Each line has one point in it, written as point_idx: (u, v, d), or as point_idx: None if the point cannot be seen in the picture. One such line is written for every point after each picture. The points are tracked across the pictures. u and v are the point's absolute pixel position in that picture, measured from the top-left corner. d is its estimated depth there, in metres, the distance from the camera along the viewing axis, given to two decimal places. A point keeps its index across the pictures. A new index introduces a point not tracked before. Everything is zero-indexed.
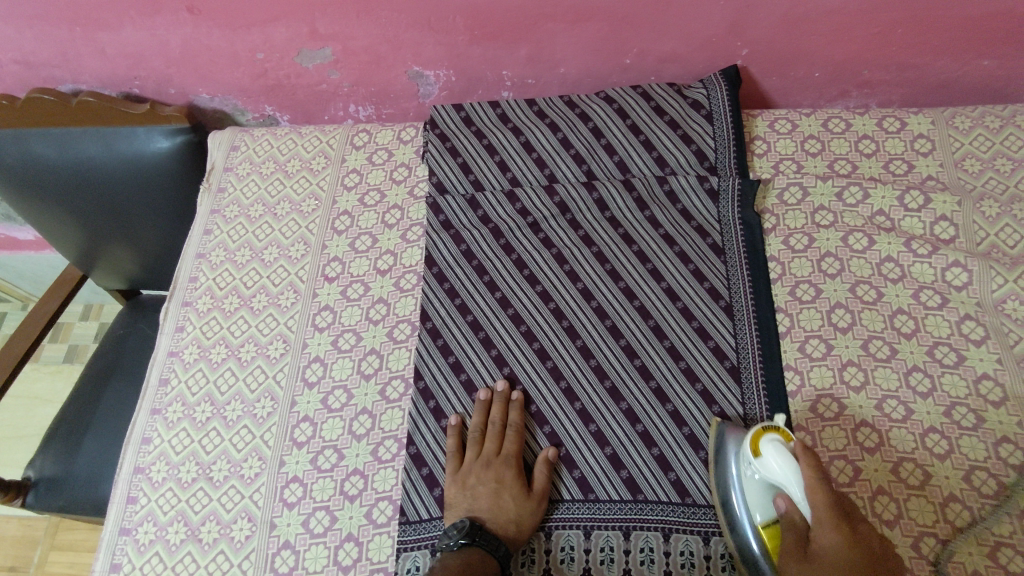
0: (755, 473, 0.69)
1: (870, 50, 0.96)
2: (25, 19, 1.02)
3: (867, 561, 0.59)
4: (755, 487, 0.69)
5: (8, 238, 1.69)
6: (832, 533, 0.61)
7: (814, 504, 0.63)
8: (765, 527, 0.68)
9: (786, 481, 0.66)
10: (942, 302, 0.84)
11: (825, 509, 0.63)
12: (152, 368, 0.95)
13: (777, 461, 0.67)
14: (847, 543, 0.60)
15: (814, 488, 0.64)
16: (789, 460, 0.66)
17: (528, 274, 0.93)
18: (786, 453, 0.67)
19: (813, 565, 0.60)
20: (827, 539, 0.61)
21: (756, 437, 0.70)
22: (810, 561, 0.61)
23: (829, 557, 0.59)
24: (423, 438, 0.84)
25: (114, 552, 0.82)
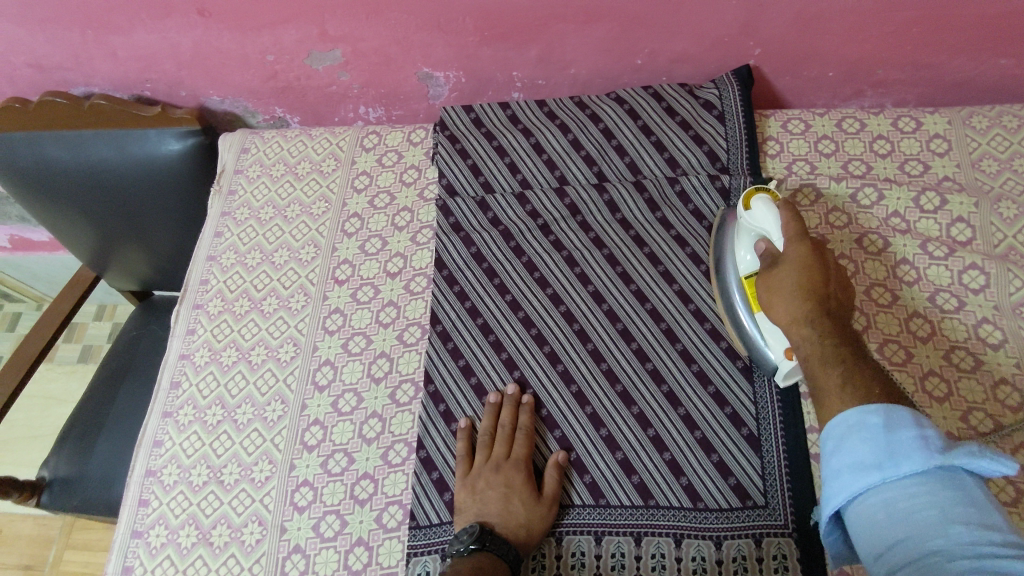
0: (749, 229, 0.80)
1: (885, 48, 0.95)
2: (38, 22, 1.02)
3: (819, 267, 0.70)
4: (744, 239, 0.80)
5: (22, 239, 1.71)
6: (799, 248, 0.72)
7: (788, 237, 0.73)
8: (749, 276, 0.80)
9: (766, 224, 0.76)
10: (959, 304, 0.82)
11: (796, 238, 0.73)
12: (163, 371, 0.95)
13: (760, 212, 0.77)
14: (807, 261, 0.71)
15: (792, 235, 0.73)
16: (772, 210, 0.76)
17: (538, 276, 0.92)
18: (768, 202, 0.77)
19: (779, 280, 0.72)
20: (793, 251, 0.72)
21: (749, 198, 0.80)
22: (779, 272, 0.72)
23: (792, 269, 0.71)
24: (433, 442, 0.83)
25: (126, 556, 0.83)
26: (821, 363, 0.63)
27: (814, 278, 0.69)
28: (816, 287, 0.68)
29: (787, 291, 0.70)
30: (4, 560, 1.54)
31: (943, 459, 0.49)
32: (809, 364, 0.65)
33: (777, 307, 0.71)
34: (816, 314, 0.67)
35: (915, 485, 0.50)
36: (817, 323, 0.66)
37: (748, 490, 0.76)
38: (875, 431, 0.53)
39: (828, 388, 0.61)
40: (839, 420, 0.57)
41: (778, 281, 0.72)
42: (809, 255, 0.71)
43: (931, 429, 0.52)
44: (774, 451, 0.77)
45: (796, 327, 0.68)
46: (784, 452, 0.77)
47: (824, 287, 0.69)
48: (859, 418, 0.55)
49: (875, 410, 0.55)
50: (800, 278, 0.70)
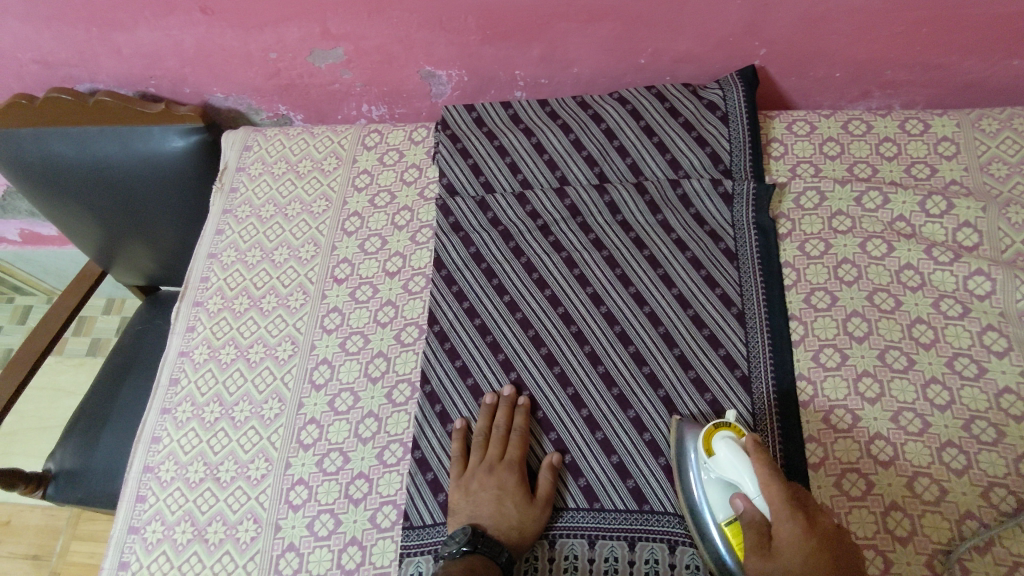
0: (714, 480, 0.70)
1: (893, 49, 0.93)
2: (43, 19, 1.03)
3: (821, 548, 0.60)
4: (715, 491, 0.69)
5: (32, 233, 1.72)
6: (789, 526, 0.62)
7: (774, 502, 0.63)
8: (729, 526, 0.68)
9: (742, 479, 0.67)
10: (964, 311, 0.81)
11: (785, 504, 0.63)
12: (163, 367, 0.96)
13: (728, 459, 0.68)
14: (810, 545, 0.61)
15: (768, 481, 0.64)
16: (741, 458, 0.67)
17: (537, 278, 0.92)
18: (738, 448, 0.68)
19: (779, 570, 0.60)
20: (790, 533, 0.61)
21: (710, 438, 0.72)
22: (774, 563, 0.61)
23: (795, 561, 0.60)
24: (428, 443, 0.83)
25: (122, 550, 0.83)
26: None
27: (823, 570, 0.59)
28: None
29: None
30: (11, 550, 1.56)
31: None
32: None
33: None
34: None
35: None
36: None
37: None
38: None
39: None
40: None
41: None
42: (809, 538, 0.61)
43: None
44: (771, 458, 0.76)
45: None
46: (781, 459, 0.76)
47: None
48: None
49: None
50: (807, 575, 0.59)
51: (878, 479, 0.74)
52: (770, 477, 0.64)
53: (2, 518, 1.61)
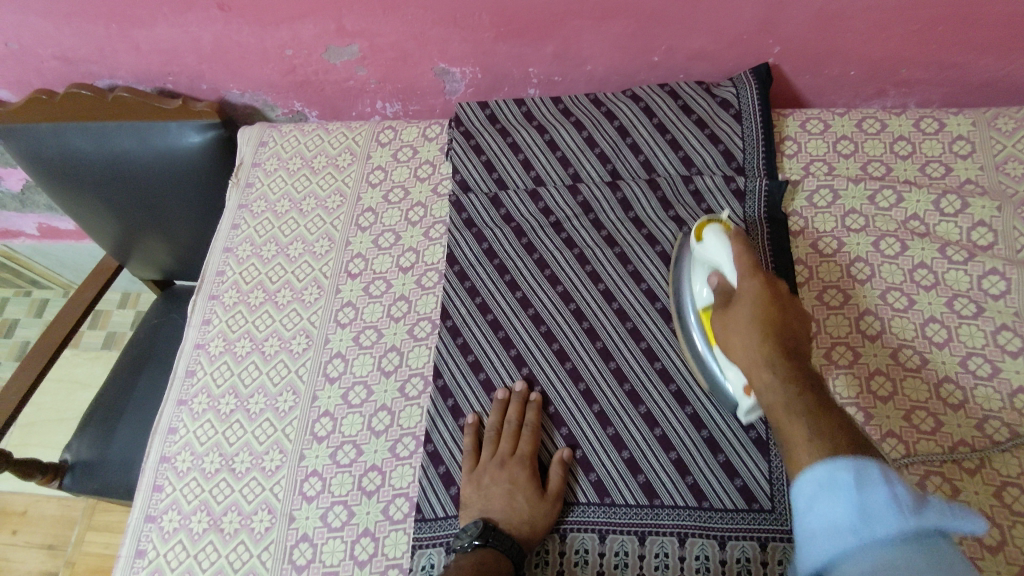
0: (702, 262, 0.79)
1: (908, 47, 0.93)
2: (64, 16, 1.05)
3: (773, 298, 0.69)
4: (699, 272, 0.79)
5: (50, 228, 1.75)
6: (751, 283, 0.71)
7: (740, 271, 0.73)
8: (705, 307, 0.77)
9: (721, 260, 0.76)
10: (978, 310, 0.81)
11: (748, 270, 0.72)
12: (179, 360, 0.97)
13: (714, 240, 0.78)
14: (762, 295, 0.69)
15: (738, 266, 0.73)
16: (722, 240, 0.77)
17: (550, 274, 0.92)
18: (723, 234, 0.77)
19: (733, 313, 0.71)
20: (748, 287, 0.71)
21: (700, 229, 0.81)
22: (732, 309, 0.71)
23: (747, 304, 0.70)
24: (440, 436, 0.84)
25: (140, 539, 0.85)
26: (787, 412, 0.60)
27: (772, 315, 0.68)
28: (770, 319, 0.68)
29: (745, 324, 0.69)
30: (28, 540, 1.59)
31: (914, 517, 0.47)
32: (774, 410, 0.62)
33: (739, 356, 0.69)
34: (773, 359, 0.65)
35: (897, 553, 0.46)
36: (779, 367, 0.64)
37: (754, 492, 0.75)
38: (846, 490, 0.50)
39: (796, 438, 0.57)
40: (808, 477, 0.53)
41: (735, 320, 0.70)
42: (764, 292, 0.70)
43: (901, 485, 0.49)
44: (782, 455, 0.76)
45: (757, 368, 0.66)
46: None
47: (779, 339, 0.66)
48: (829, 475, 0.51)
49: (847, 467, 0.51)
50: (752, 313, 0.69)
51: None
52: (743, 250, 0.74)
53: (19, 508, 1.63)
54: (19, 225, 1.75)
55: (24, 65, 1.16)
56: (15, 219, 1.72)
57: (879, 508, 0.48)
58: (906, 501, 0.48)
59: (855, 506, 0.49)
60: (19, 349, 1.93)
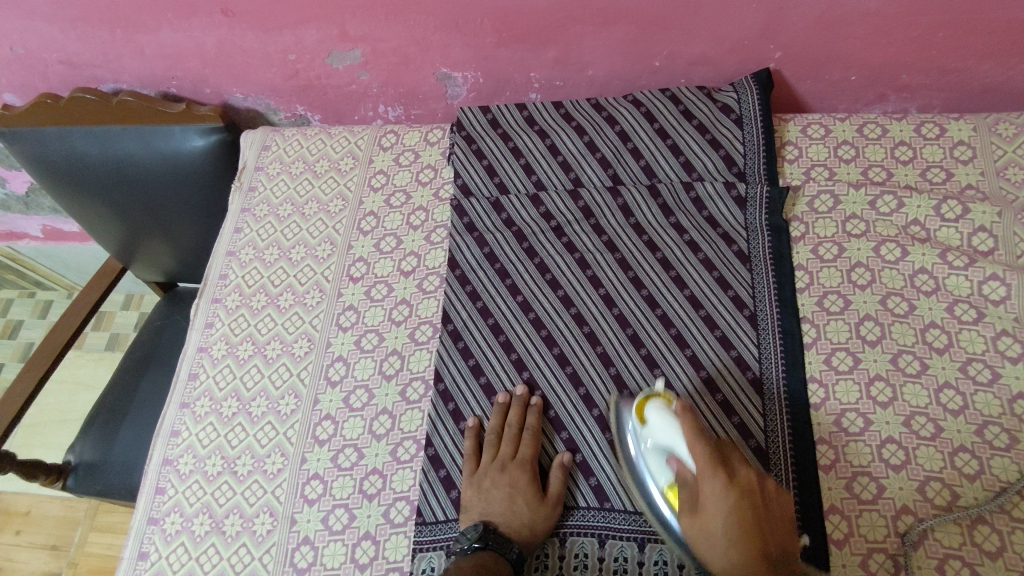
0: (650, 446, 0.73)
1: (909, 53, 0.93)
2: (69, 21, 1.05)
3: (744, 498, 0.62)
4: (653, 456, 0.72)
5: (54, 230, 1.76)
6: (715, 484, 0.63)
7: (695, 458, 0.66)
8: (669, 492, 0.70)
9: (672, 442, 0.70)
10: (978, 316, 0.81)
11: (708, 460, 0.65)
12: (182, 362, 0.97)
13: (659, 421, 0.72)
14: (734, 497, 0.62)
15: (690, 432, 0.67)
16: (669, 421, 0.70)
17: (550, 278, 0.92)
18: (668, 412, 0.72)
19: (703, 522, 0.63)
20: (712, 490, 0.63)
21: (642, 408, 0.75)
22: (705, 520, 0.63)
23: (719, 515, 0.62)
24: (441, 440, 0.85)
25: (142, 541, 0.85)
26: None
27: (744, 510, 0.61)
28: (749, 517, 0.61)
29: (716, 536, 0.62)
30: (30, 540, 1.59)
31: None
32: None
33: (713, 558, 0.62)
34: (744, 533, 0.60)
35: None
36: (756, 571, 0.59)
37: None
38: None
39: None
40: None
41: (708, 528, 0.63)
42: (732, 490, 0.62)
43: None
44: (781, 461, 0.77)
45: None
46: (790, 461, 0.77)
47: (767, 548, 0.60)
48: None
49: None
50: (727, 525, 0.61)
51: (889, 483, 0.74)
52: (697, 440, 0.66)
53: (23, 509, 1.64)
54: (24, 227, 1.76)
55: (29, 69, 1.16)
56: (20, 221, 1.73)
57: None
58: None
59: None
60: (23, 350, 1.94)
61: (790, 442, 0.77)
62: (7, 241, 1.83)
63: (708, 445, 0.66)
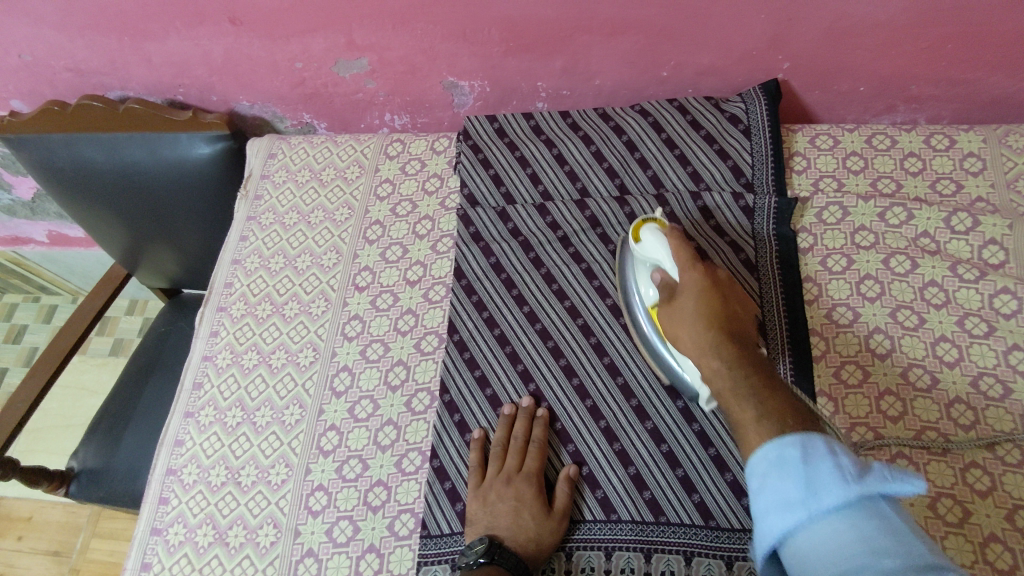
0: (643, 263, 0.81)
1: (918, 64, 0.93)
2: (77, 29, 1.05)
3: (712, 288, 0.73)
4: (643, 271, 0.82)
5: (60, 235, 1.76)
6: (691, 275, 0.74)
7: (681, 265, 0.75)
8: (653, 307, 0.80)
9: (660, 255, 0.78)
10: (989, 330, 0.80)
11: (688, 262, 0.75)
12: (187, 371, 0.97)
13: (652, 241, 0.79)
14: (704, 287, 0.73)
15: (677, 246, 0.76)
16: (659, 238, 0.78)
17: (557, 288, 0.92)
18: (660, 232, 0.78)
19: (676, 309, 0.74)
20: (690, 280, 0.74)
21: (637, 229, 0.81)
22: (677, 305, 0.74)
23: (692, 296, 0.73)
24: (446, 452, 0.84)
25: (145, 552, 0.85)
26: (734, 396, 0.64)
27: (713, 307, 0.71)
28: (718, 315, 0.71)
29: (689, 320, 0.72)
30: (33, 546, 1.59)
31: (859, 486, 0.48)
32: (723, 397, 0.65)
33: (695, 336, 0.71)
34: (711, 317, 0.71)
35: (843, 523, 0.48)
36: (725, 358, 0.67)
37: None
38: (795, 466, 0.51)
39: (744, 421, 0.60)
40: (760, 457, 0.55)
41: (680, 313, 0.73)
42: (703, 282, 0.73)
43: (845, 457, 0.51)
44: None
45: (704, 356, 0.69)
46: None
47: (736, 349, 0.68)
48: (779, 457, 0.53)
49: (792, 443, 0.53)
50: (698, 307, 0.72)
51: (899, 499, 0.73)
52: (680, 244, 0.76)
53: (25, 514, 1.63)
54: (29, 232, 1.76)
55: (37, 77, 1.17)
56: (26, 226, 1.73)
57: (825, 481, 0.49)
58: (849, 470, 0.49)
59: (802, 480, 0.50)
60: (27, 354, 1.94)
61: None
62: (12, 246, 1.83)
63: (689, 248, 0.76)
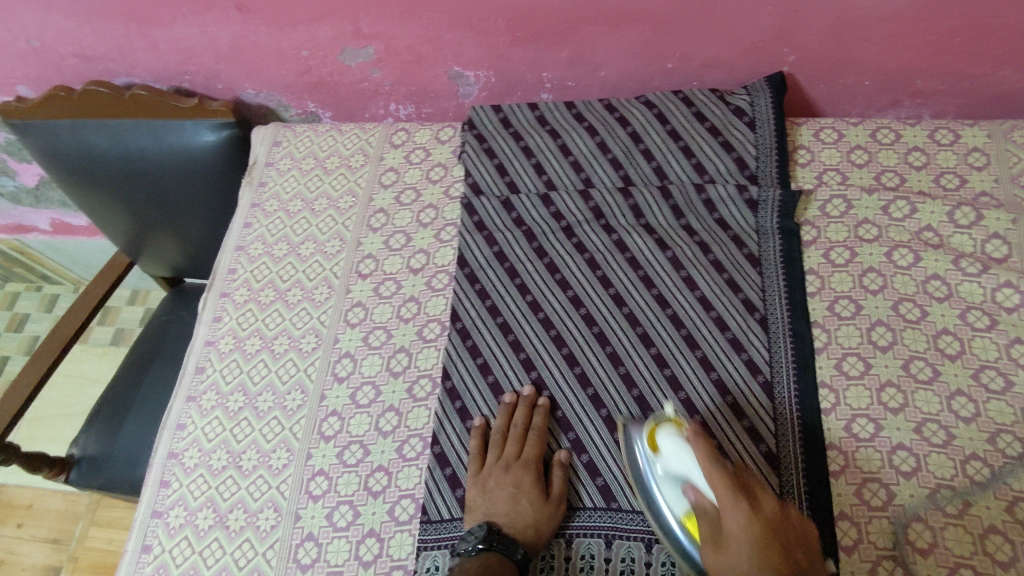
0: (664, 474, 0.72)
1: (923, 58, 0.93)
2: (85, 14, 1.06)
3: (751, 497, 0.63)
4: (669, 486, 0.72)
5: (63, 223, 1.76)
6: (730, 505, 0.63)
7: (721, 494, 0.64)
8: (688, 520, 0.69)
9: (686, 467, 0.70)
10: (991, 323, 0.80)
11: (725, 482, 0.64)
12: (190, 355, 0.97)
13: (672, 450, 0.71)
14: (756, 532, 0.60)
15: (717, 480, 0.64)
16: (682, 450, 0.70)
17: (560, 278, 0.92)
18: (679, 438, 0.71)
19: (727, 553, 0.61)
20: (735, 523, 0.62)
21: (654, 436, 0.75)
22: (724, 556, 0.62)
23: (742, 544, 0.60)
24: (447, 438, 0.84)
25: (146, 534, 0.85)
26: None
27: (762, 531, 0.60)
28: (762, 519, 0.61)
29: (741, 566, 0.59)
30: (32, 533, 1.59)
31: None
32: None
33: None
34: (739, 496, 0.63)
35: None
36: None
37: None
38: None
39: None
40: None
41: (713, 502, 0.63)
42: (755, 522, 0.61)
43: None
44: (791, 465, 0.76)
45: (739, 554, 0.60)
46: (802, 465, 0.76)
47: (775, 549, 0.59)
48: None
49: None
50: (742, 523, 0.61)
51: (899, 490, 0.73)
52: (714, 468, 0.65)
53: (25, 502, 1.64)
54: (32, 220, 1.76)
55: (43, 62, 1.17)
56: (29, 214, 1.73)
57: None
58: None
59: None
60: (29, 343, 1.95)
61: (801, 446, 0.77)
62: (15, 234, 1.84)
63: (726, 474, 0.64)
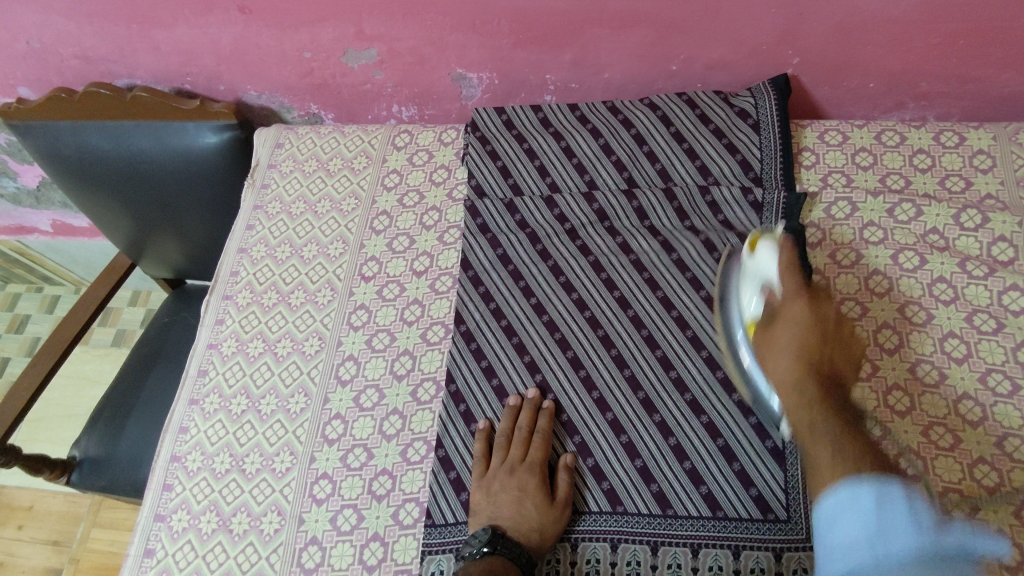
0: (750, 275, 0.79)
1: (929, 60, 0.93)
2: (86, 15, 1.05)
3: (813, 324, 0.70)
4: (749, 284, 0.78)
5: (64, 224, 1.76)
6: (795, 304, 0.72)
7: (785, 289, 0.74)
8: (751, 324, 0.76)
9: (769, 270, 0.76)
10: (997, 326, 0.80)
11: (796, 292, 0.73)
12: (192, 358, 0.97)
13: (766, 253, 0.77)
14: (807, 321, 0.70)
15: (788, 271, 0.75)
16: (773, 252, 0.77)
17: (564, 281, 0.92)
18: (774, 246, 0.78)
19: (771, 338, 0.71)
20: (828, 434, 0.60)
21: (753, 243, 0.81)
22: (771, 330, 0.72)
23: (791, 325, 0.71)
24: (451, 441, 0.84)
25: (148, 538, 0.85)
26: (810, 430, 0.62)
27: (810, 337, 0.69)
28: (812, 345, 0.69)
29: (786, 346, 0.69)
30: (33, 535, 1.59)
31: (934, 535, 0.50)
32: (799, 431, 0.63)
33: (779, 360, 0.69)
34: (804, 294, 0.73)
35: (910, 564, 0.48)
36: (812, 381, 0.65)
37: (769, 502, 0.74)
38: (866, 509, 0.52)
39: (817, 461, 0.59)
40: (829, 500, 0.56)
41: (778, 340, 0.70)
42: (807, 313, 0.71)
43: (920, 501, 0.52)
44: (797, 464, 0.75)
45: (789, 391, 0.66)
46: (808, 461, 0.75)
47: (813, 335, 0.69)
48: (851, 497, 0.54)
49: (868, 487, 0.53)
50: (798, 336, 0.69)
51: None
52: (800, 334, 0.69)
53: (26, 504, 1.63)
54: (33, 221, 1.76)
55: (44, 63, 1.16)
56: (30, 215, 1.73)
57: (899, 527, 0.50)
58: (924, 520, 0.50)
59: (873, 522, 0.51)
60: (29, 344, 1.94)
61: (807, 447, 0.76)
62: (16, 235, 1.83)
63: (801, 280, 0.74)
